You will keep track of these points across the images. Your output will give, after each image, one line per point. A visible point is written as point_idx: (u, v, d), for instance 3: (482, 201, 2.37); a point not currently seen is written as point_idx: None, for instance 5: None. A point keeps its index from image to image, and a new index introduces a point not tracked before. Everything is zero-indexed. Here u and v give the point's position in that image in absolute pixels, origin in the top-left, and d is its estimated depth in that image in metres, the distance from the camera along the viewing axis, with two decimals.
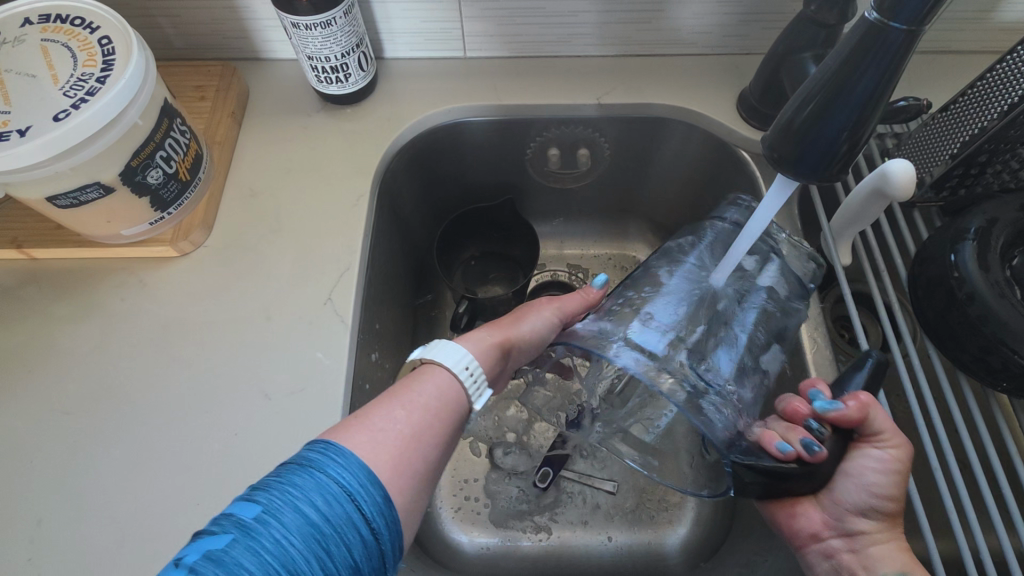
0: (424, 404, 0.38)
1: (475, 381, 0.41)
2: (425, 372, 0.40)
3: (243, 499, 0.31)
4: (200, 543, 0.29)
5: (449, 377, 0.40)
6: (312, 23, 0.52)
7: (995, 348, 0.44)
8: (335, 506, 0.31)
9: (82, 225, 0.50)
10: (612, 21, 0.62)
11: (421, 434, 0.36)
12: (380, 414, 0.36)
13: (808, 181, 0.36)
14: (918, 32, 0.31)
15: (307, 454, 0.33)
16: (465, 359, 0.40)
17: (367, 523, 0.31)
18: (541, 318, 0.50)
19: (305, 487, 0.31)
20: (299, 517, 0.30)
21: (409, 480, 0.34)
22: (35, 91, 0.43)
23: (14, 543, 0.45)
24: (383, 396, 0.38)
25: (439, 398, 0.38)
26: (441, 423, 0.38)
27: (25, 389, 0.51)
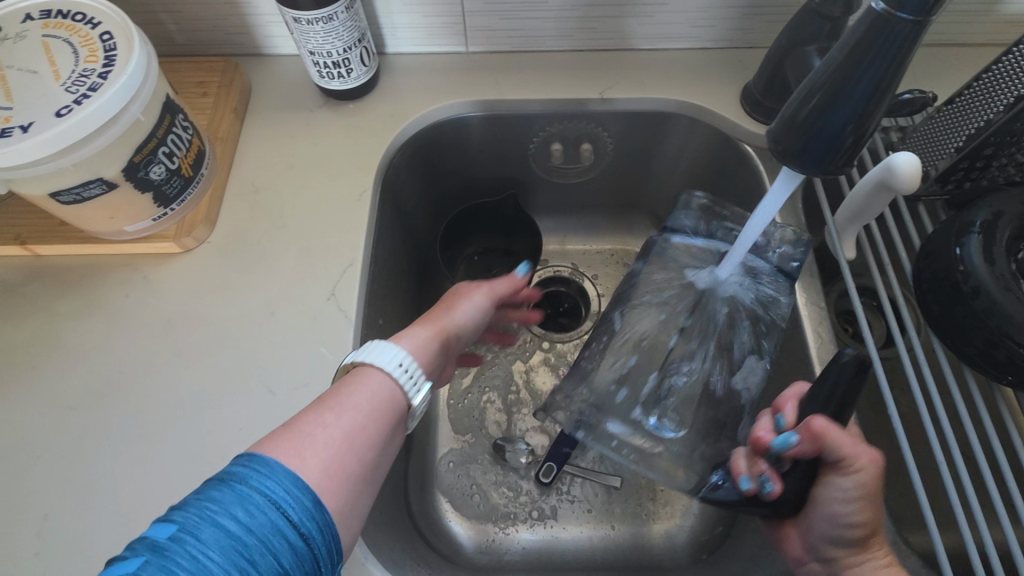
0: (356, 407, 0.39)
1: (412, 378, 0.43)
2: (357, 373, 0.41)
3: (160, 520, 0.31)
4: (115, 569, 0.29)
5: (382, 374, 0.41)
6: (313, 18, 0.52)
7: (1001, 342, 0.44)
8: (255, 516, 0.31)
9: (86, 222, 0.50)
10: (614, 15, 0.61)
11: (351, 436, 0.37)
12: (308, 420, 0.37)
13: (813, 174, 0.36)
14: (925, 23, 0.30)
15: (230, 469, 0.33)
16: (398, 357, 0.42)
17: (293, 529, 0.32)
18: (472, 306, 0.52)
19: (224, 500, 0.31)
20: (217, 530, 0.30)
21: (342, 482, 0.35)
22: (37, 87, 0.43)
23: (21, 538, 0.45)
24: (315, 403, 0.39)
25: (371, 399, 0.40)
26: (375, 423, 0.39)
27: (31, 385, 0.51)
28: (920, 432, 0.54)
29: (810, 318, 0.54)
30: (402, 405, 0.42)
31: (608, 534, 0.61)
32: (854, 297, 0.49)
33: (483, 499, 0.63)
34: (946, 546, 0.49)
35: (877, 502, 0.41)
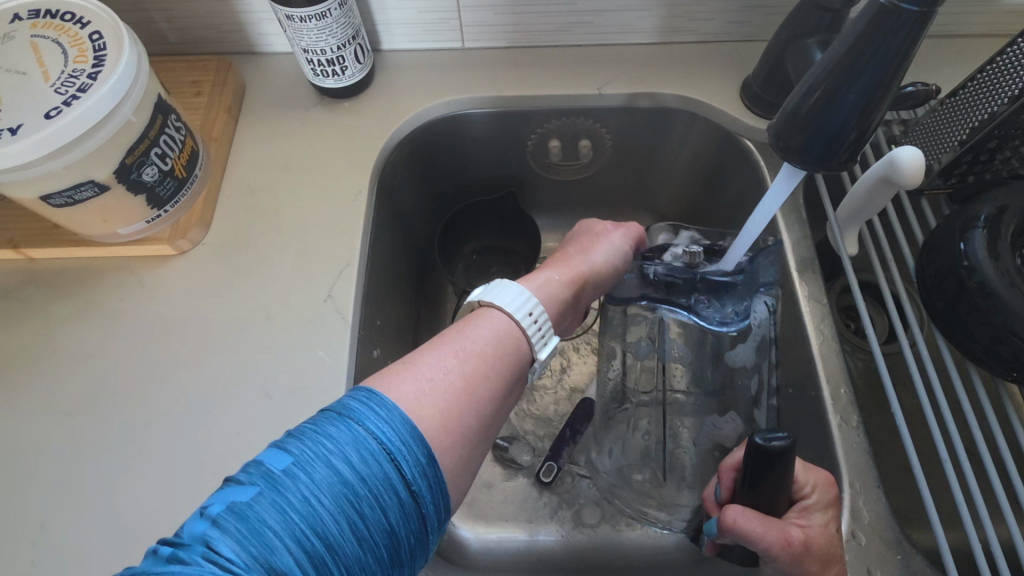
0: (479, 353, 0.38)
1: (541, 331, 0.42)
2: (483, 316, 0.41)
3: (274, 449, 0.31)
4: (226, 493, 0.30)
5: (508, 320, 0.41)
6: (306, 15, 0.51)
7: (1006, 338, 0.43)
8: (370, 465, 0.30)
9: (79, 225, 0.50)
10: (611, 9, 0.60)
11: (473, 384, 0.37)
12: (429, 362, 0.37)
13: (814, 169, 0.35)
14: (931, 12, 0.29)
15: (348, 403, 0.33)
16: (528, 306, 0.42)
17: (406, 485, 0.31)
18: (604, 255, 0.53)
19: (340, 441, 0.31)
20: (330, 473, 0.30)
21: (460, 436, 0.35)
22: (25, 89, 0.42)
23: (18, 546, 0.44)
24: (436, 342, 0.39)
25: (490, 345, 0.39)
26: (496, 373, 0.38)
27: (25, 390, 0.50)
28: (924, 429, 0.54)
29: (812, 315, 0.54)
30: (522, 357, 0.41)
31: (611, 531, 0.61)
32: (857, 293, 0.49)
33: (483, 498, 0.63)
34: (951, 542, 0.49)
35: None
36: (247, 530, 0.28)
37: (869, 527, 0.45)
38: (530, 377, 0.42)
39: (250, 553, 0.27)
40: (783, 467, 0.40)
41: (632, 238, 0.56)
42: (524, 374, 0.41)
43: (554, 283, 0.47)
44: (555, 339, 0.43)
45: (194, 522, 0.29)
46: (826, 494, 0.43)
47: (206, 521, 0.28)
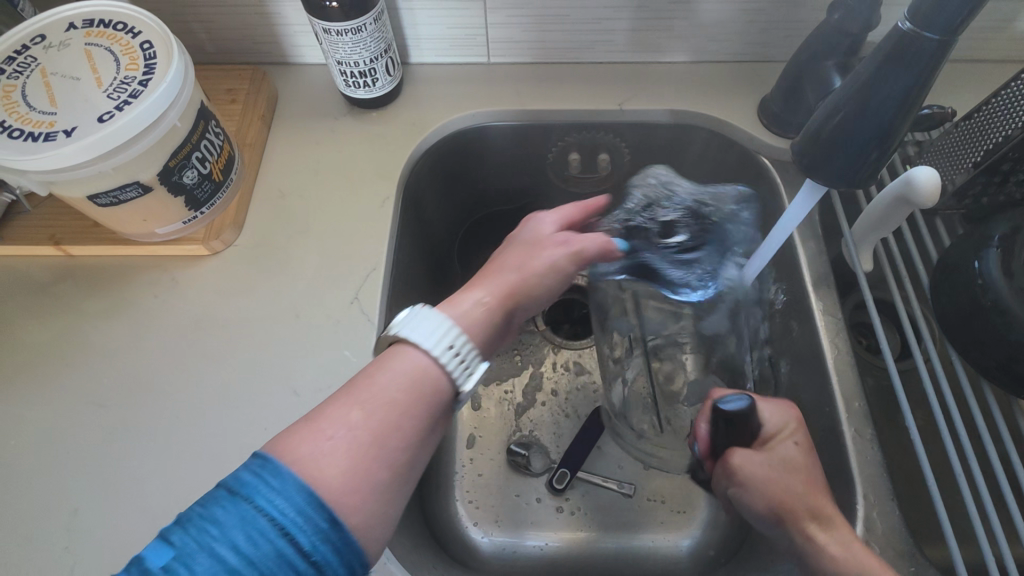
0: (389, 402, 0.37)
1: (465, 361, 0.40)
2: (399, 355, 0.40)
3: (160, 540, 0.32)
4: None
5: (425, 357, 0.39)
6: (342, 29, 0.53)
7: (1021, 356, 0.44)
8: (258, 544, 0.31)
9: (120, 224, 0.52)
10: (632, 29, 0.62)
11: (382, 436, 0.37)
12: (333, 418, 0.36)
13: (838, 188, 0.37)
14: (952, 41, 0.31)
15: (240, 479, 0.33)
16: (445, 338, 0.40)
17: (303, 556, 0.32)
18: (550, 269, 0.47)
19: (226, 525, 0.31)
20: (215, 561, 0.30)
21: (367, 492, 0.35)
22: (81, 94, 0.44)
23: (52, 532, 0.46)
24: (344, 392, 0.38)
25: (402, 391, 0.38)
26: (408, 422, 0.38)
27: (61, 381, 0.52)
28: (939, 446, 0.54)
29: (827, 329, 0.55)
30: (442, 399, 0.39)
31: (621, 539, 0.62)
32: (873, 309, 0.50)
33: (495, 501, 0.64)
34: (965, 559, 0.50)
35: (785, 468, 0.45)
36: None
37: (883, 538, 0.46)
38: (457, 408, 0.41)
39: None
40: (755, 418, 0.45)
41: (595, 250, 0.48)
42: (446, 411, 0.40)
43: (478, 308, 0.44)
44: (483, 365, 0.41)
45: None
46: (800, 430, 0.47)
47: None
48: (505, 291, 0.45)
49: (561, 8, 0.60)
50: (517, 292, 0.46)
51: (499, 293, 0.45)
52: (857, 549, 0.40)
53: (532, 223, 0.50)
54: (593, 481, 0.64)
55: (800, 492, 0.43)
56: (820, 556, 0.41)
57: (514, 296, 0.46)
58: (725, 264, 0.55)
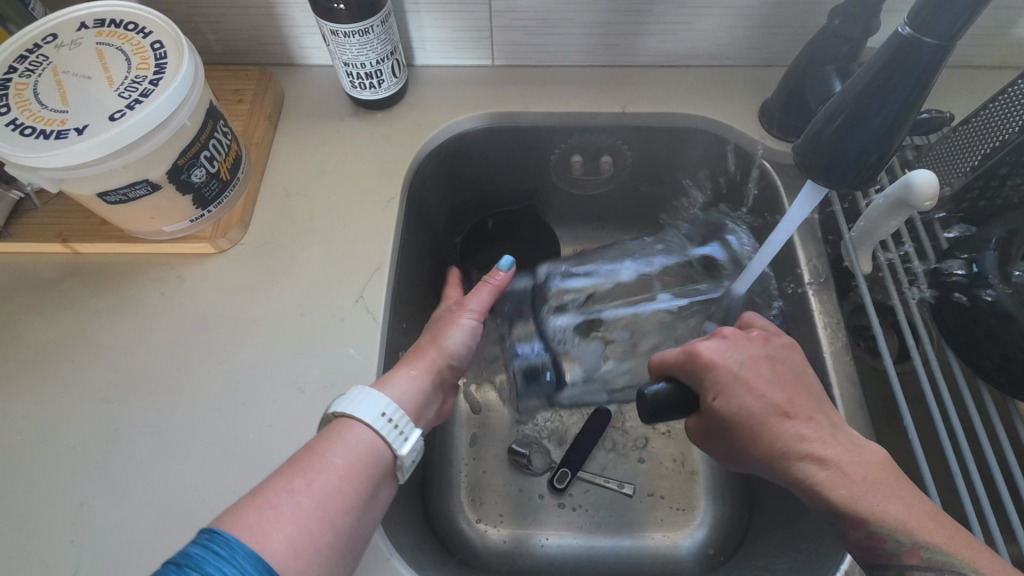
0: (331, 471, 0.39)
1: (401, 428, 0.42)
2: (336, 430, 0.41)
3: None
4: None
5: (362, 430, 0.41)
6: (350, 31, 0.54)
7: (1018, 358, 0.45)
8: None
9: (128, 222, 0.52)
10: (635, 33, 0.63)
11: (326, 502, 0.37)
12: (278, 489, 0.37)
13: (841, 190, 0.37)
14: (951, 46, 0.31)
15: (188, 551, 0.31)
16: (378, 407, 0.42)
17: None
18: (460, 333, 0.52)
19: None
20: None
21: (313, 557, 0.35)
22: (92, 93, 0.45)
23: (58, 527, 0.46)
24: (284, 467, 0.39)
25: (345, 457, 0.39)
26: (350, 486, 0.39)
27: (68, 377, 0.52)
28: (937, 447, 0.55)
29: (825, 330, 0.55)
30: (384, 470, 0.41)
31: (621, 540, 0.62)
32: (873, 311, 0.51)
33: (497, 500, 0.65)
34: None
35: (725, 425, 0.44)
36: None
37: None
38: (399, 474, 0.42)
39: None
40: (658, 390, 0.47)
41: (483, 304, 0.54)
42: (387, 477, 0.41)
43: (408, 383, 0.46)
44: (417, 432, 0.43)
45: None
46: (715, 376, 0.45)
47: None
48: (428, 357, 0.49)
49: (565, 12, 0.61)
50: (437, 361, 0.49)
51: (424, 360, 0.49)
52: (821, 480, 0.40)
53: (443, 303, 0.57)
54: (593, 482, 0.65)
55: (748, 446, 0.43)
56: (815, 491, 0.40)
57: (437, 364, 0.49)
58: (548, 322, 0.67)
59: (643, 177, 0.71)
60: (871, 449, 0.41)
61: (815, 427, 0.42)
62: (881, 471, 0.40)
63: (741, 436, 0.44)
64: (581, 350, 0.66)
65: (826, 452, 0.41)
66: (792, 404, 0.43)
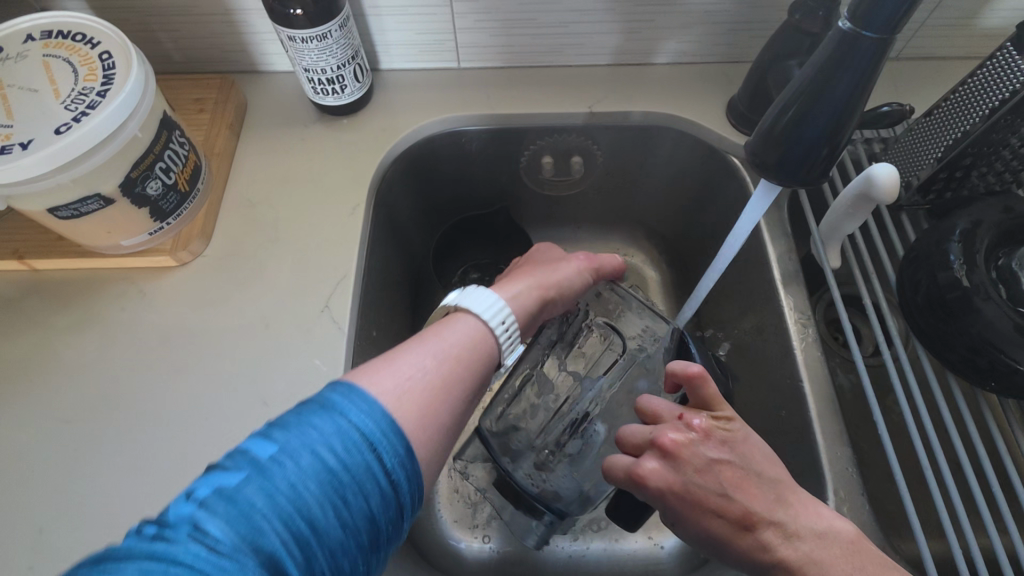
0: (455, 355, 0.38)
1: (511, 336, 0.43)
2: (454, 321, 0.41)
3: (259, 435, 0.30)
4: (212, 477, 0.28)
5: (483, 326, 0.41)
6: (308, 37, 0.53)
7: (983, 349, 0.45)
8: (353, 454, 0.29)
9: (83, 237, 0.51)
10: (601, 32, 0.63)
11: (448, 385, 0.36)
12: (409, 360, 0.36)
13: (793, 186, 0.37)
14: (891, 39, 0.31)
15: (330, 395, 0.31)
16: (499, 313, 0.42)
17: (386, 474, 0.30)
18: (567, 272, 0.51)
19: (324, 430, 0.29)
20: (315, 461, 0.28)
21: (435, 430, 0.34)
22: (37, 106, 0.44)
23: (15, 552, 0.45)
24: (414, 341, 0.38)
25: (465, 346, 0.39)
26: (467, 376, 0.38)
27: (26, 397, 0.51)
28: (907, 441, 0.55)
29: (794, 324, 0.55)
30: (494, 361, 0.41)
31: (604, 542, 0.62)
32: (841, 305, 0.51)
33: (478, 507, 0.64)
34: (935, 552, 0.50)
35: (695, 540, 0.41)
36: (236, 513, 0.26)
37: None
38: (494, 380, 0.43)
39: (237, 535, 0.26)
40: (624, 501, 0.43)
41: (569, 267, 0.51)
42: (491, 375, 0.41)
43: (524, 297, 0.46)
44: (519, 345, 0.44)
45: (180, 506, 0.27)
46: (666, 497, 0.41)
47: (192, 504, 0.27)
48: (546, 280, 0.48)
49: (528, 12, 0.61)
50: (550, 289, 0.48)
51: (538, 282, 0.48)
52: None
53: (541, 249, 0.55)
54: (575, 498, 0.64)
55: (722, 558, 0.40)
56: None
57: (550, 287, 0.48)
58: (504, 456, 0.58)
59: (614, 177, 0.71)
60: (837, 527, 0.37)
61: (778, 531, 0.37)
62: (848, 560, 0.35)
63: (716, 551, 0.40)
64: (556, 479, 0.55)
65: (795, 558, 0.36)
66: (752, 513, 0.38)
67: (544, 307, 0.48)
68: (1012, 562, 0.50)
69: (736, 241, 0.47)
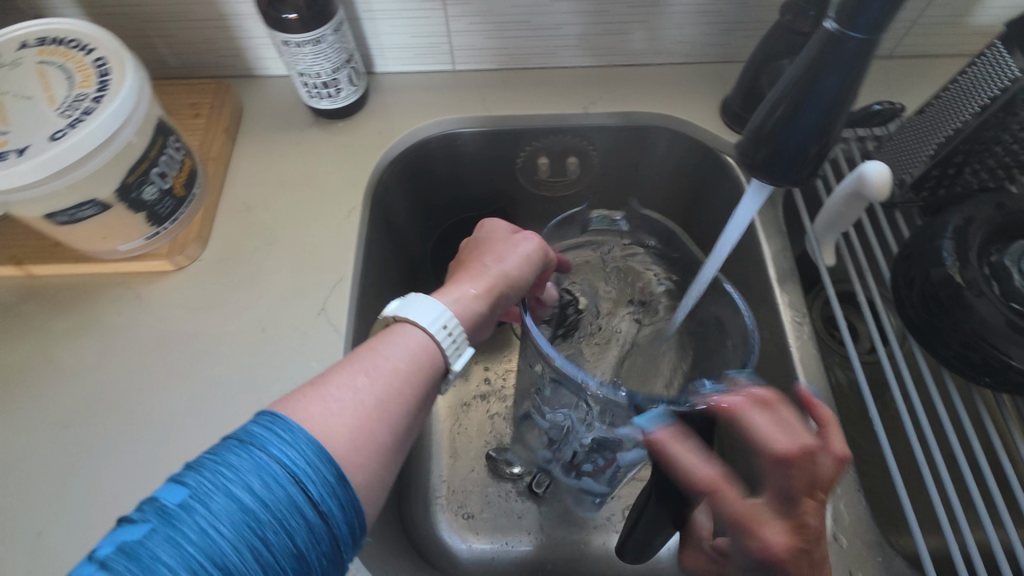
0: (392, 369, 0.37)
1: (457, 342, 0.41)
2: (395, 333, 0.40)
3: (172, 482, 0.31)
4: (120, 533, 0.29)
5: (423, 335, 0.40)
6: (302, 41, 0.53)
7: (976, 344, 0.45)
8: (272, 489, 0.30)
9: (80, 242, 0.51)
10: (595, 33, 0.63)
11: (385, 401, 0.36)
12: (339, 383, 0.36)
13: (783, 185, 0.37)
14: (877, 39, 0.31)
15: (250, 430, 0.32)
16: (442, 318, 0.40)
17: (312, 506, 0.31)
18: (510, 263, 0.47)
19: (241, 469, 0.30)
20: (229, 502, 0.29)
21: (372, 452, 0.34)
22: (32, 112, 0.44)
23: (14, 558, 0.45)
24: (349, 359, 0.38)
25: (406, 360, 0.38)
26: (408, 392, 0.37)
27: (24, 402, 0.51)
28: (903, 438, 0.55)
29: (789, 322, 0.55)
30: (441, 370, 0.40)
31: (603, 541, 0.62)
32: (836, 303, 0.51)
33: (476, 508, 0.64)
34: (933, 547, 0.50)
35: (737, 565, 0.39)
36: (140, 567, 0.27)
37: (849, 529, 0.46)
38: (445, 387, 0.41)
39: None
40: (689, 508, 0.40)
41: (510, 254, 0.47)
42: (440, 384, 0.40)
43: (467, 301, 0.43)
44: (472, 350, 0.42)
45: (84, 566, 0.28)
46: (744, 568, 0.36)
47: (96, 562, 0.28)
48: (496, 278, 0.45)
49: (522, 15, 0.61)
50: (498, 286, 0.45)
51: (489, 282, 0.45)
52: None
53: (489, 223, 0.51)
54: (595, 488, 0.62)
55: None
56: None
57: (498, 286, 0.45)
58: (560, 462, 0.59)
59: (610, 178, 0.71)
60: None
61: None
62: None
63: None
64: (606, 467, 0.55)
65: None
66: None
67: (495, 308, 0.45)
68: (1009, 557, 0.50)
69: (726, 243, 0.47)
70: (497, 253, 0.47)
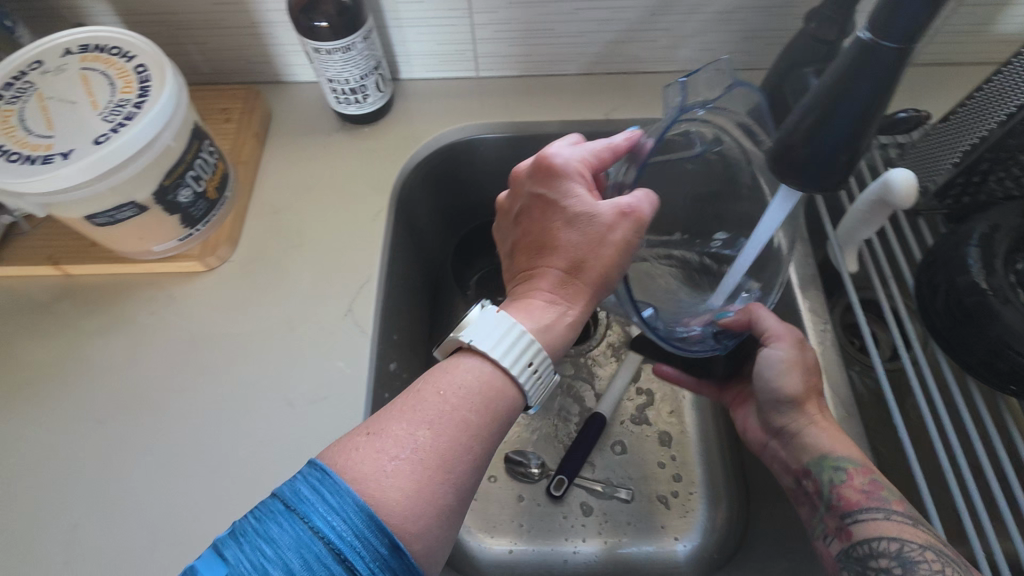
0: (458, 421, 0.38)
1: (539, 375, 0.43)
2: (460, 369, 0.40)
3: (215, 550, 0.32)
4: None
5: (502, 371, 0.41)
6: (332, 48, 0.54)
7: (1002, 352, 0.45)
8: (313, 568, 0.31)
9: (116, 243, 0.53)
10: (617, 41, 0.64)
11: (448, 459, 0.37)
12: (403, 435, 0.36)
13: (811, 191, 0.37)
14: (909, 48, 0.32)
15: (294, 496, 0.33)
16: (529, 355, 0.41)
17: None
18: (614, 268, 0.45)
19: (279, 546, 0.31)
20: None
21: (430, 516, 0.35)
22: (76, 117, 0.46)
23: (49, 549, 0.46)
24: (411, 407, 0.38)
25: (471, 411, 0.38)
26: (474, 447, 0.38)
27: (59, 398, 0.53)
28: (927, 445, 0.55)
29: (813, 327, 0.56)
30: (510, 412, 0.41)
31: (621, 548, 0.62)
32: (857, 309, 0.51)
33: (493, 511, 0.64)
34: None
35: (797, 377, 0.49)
36: None
37: None
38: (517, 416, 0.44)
39: None
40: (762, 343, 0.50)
41: (611, 245, 0.44)
42: (506, 428, 0.41)
43: (564, 321, 0.44)
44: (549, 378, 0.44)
45: None
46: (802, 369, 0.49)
47: None
48: (589, 290, 0.45)
49: (546, 22, 0.62)
50: (595, 295, 0.45)
51: (584, 296, 0.45)
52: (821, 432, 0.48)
53: (574, 188, 0.46)
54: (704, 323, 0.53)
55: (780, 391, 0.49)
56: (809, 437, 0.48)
57: (597, 298, 0.45)
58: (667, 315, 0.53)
59: None
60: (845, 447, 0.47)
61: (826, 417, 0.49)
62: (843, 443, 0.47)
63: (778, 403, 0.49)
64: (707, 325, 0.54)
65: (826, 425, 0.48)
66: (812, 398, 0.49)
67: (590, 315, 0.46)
68: None
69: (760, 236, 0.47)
70: (598, 242, 0.44)
